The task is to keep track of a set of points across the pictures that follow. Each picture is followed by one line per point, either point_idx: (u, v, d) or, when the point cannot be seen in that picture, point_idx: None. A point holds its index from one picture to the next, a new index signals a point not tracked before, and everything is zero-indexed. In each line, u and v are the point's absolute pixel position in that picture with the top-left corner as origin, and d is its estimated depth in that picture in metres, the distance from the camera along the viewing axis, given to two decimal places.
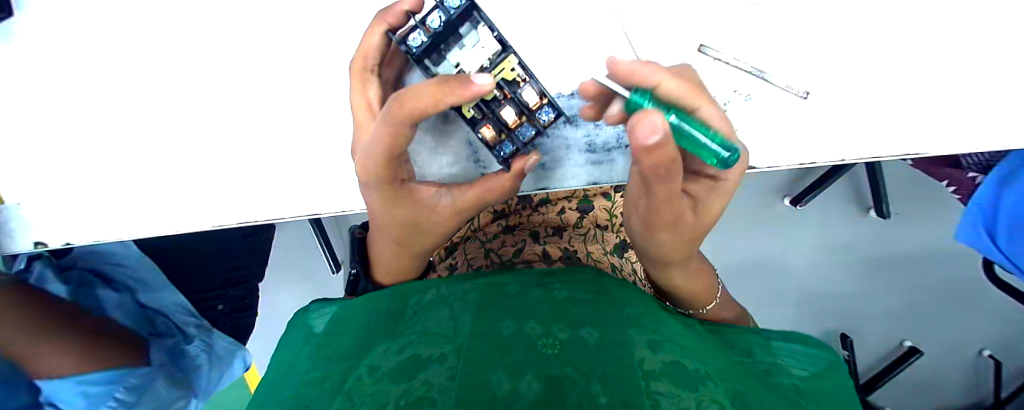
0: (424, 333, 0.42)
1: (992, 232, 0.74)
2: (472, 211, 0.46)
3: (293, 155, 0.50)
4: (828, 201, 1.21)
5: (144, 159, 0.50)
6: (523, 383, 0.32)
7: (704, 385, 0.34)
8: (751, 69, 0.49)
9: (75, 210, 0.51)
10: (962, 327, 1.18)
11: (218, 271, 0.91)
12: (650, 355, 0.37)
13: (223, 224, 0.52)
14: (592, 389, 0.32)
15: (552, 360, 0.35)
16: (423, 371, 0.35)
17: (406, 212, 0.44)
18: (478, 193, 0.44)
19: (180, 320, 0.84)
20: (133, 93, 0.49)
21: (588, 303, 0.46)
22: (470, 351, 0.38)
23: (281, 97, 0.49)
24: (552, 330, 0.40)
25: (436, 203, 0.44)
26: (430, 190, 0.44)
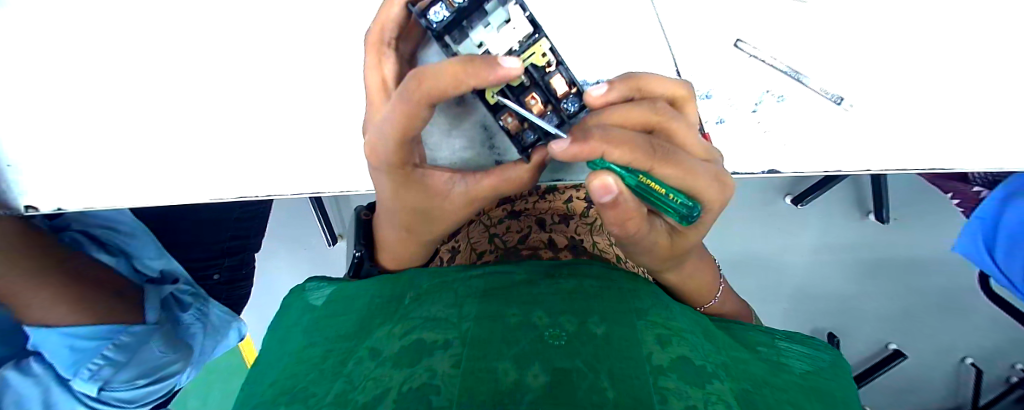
0: (427, 316, 0.41)
1: (991, 247, 0.73)
2: (482, 203, 0.44)
3: (306, 129, 0.48)
4: (832, 202, 1.21)
5: (149, 125, 0.48)
6: (529, 374, 0.32)
7: (711, 384, 0.33)
8: (786, 69, 0.47)
9: (77, 178, 0.48)
10: (948, 335, 1.20)
11: (216, 240, 0.88)
12: (657, 350, 0.37)
13: (227, 197, 0.50)
14: (598, 384, 0.31)
15: (560, 353, 0.35)
16: (428, 356, 0.34)
17: (417, 195, 0.43)
18: (490, 184, 0.42)
19: (175, 288, 0.81)
20: (142, 55, 0.46)
21: (597, 295, 0.45)
22: (476, 337, 0.37)
23: (299, 67, 0.47)
24: (560, 321, 0.39)
25: (447, 191, 0.43)
26: (444, 177, 0.43)
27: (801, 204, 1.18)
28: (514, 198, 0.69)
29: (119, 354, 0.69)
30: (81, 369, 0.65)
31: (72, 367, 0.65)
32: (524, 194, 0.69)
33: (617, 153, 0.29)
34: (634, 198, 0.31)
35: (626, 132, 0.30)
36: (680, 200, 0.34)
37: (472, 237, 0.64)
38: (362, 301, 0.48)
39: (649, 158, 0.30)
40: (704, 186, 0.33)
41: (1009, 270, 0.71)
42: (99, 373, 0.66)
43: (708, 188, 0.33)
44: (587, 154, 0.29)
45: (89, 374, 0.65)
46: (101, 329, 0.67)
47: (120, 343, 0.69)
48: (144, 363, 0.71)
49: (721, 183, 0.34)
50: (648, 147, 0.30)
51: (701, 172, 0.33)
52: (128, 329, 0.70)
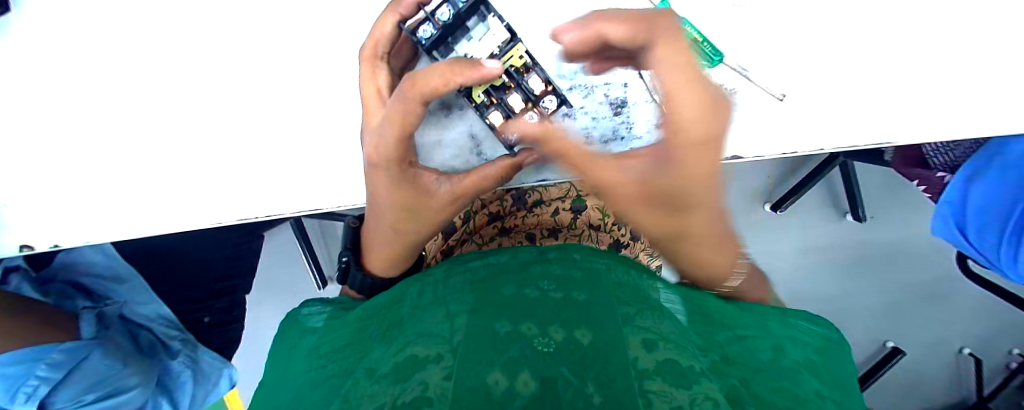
0: (419, 332, 0.40)
1: (963, 228, 0.75)
2: (467, 202, 0.47)
3: (295, 150, 0.50)
4: (808, 203, 1.26)
5: (153, 164, 0.50)
6: (517, 382, 0.31)
7: (701, 381, 0.32)
8: (734, 66, 0.49)
9: (73, 215, 0.50)
10: (943, 326, 1.23)
11: (206, 281, 0.86)
12: (643, 353, 0.35)
13: (219, 222, 0.51)
14: (584, 391, 0.30)
15: (547, 360, 0.34)
16: (418, 371, 0.33)
17: (410, 195, 0.44)
18: (473, 181, 0.45)
19: (162, 333, 0.80)
20: (142, 99, 0.49)
21: (583, 299, 0.43)
22: (467, 347, 0.36)
23: (285, 91, 0.49)
24: (549, 329, 0.38)
25: (433, 191, 0.45)
26: (431, 178, 0.45)
27: (780, 210, 1.23)
28: (503, 215, 0.71)
29: (53, 373, 0.62)
30: (17, 393, 0.58)
31: (6, 394, 0.58)
32: (512, 209, 0.71)
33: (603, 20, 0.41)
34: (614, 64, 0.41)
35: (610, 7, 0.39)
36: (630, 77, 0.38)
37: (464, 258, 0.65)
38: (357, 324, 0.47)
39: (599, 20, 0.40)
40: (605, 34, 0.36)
41: (984, 248, 0.73)
42: (36, 393, 0.60)
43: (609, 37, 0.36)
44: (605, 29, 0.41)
45: (27, 397, 0.59)
46: (23, 351, 0.60)
47: (53, 361, 0.63)
48: (93, 375, 0.66)
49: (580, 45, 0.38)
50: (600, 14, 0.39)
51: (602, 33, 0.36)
52: (58, 347, 0.64)
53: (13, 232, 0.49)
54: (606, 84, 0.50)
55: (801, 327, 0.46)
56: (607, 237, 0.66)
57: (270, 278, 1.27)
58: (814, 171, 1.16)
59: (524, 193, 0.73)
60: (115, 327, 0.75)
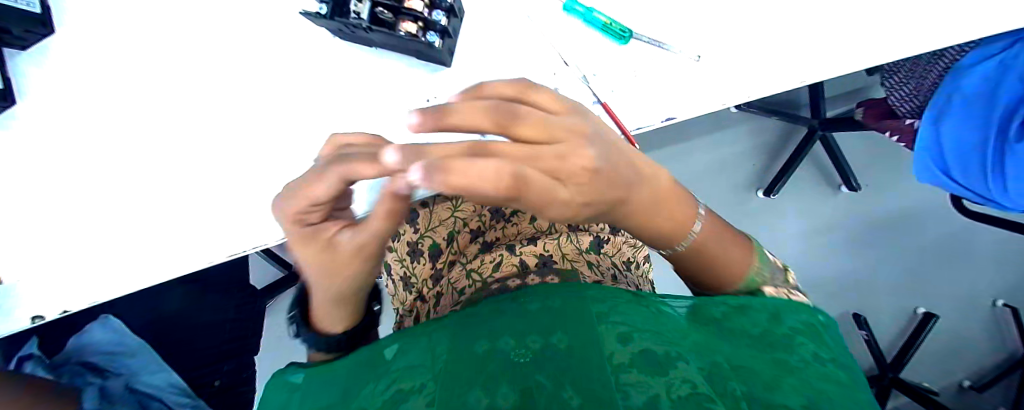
0: (406, 362, 0.41)
1: (947, 170, 0.76)
2: (377, 252, 0.40)
3: (270, 184, 0.54)
4: (800, 183, 1.27)
5: (140, 224, 0.54)
6: (498, 398, 0.35)
7: (676, 366, 0.34)
8: (649, 40, 0.51)
9: (76, 279, 0.53)
10: (972, 282, 1.26)
11: (211, 346, 0.82)
12: (618, 348, 0.38)
13: (210, 261, 0.54)
14: (562, 397, 0.33)
15: (524, 376, 0.38)
16: (404, 403, 0.36)
17: (312, 257, 0.40)
18: (374, 224, 0.35)
19: (173, 402, 0.73)
20: (143, 166, 0.54)
21: (555, 305, 0.45)
22: (446, 374, 0.39)
23: (255, 133, 0.54)
24: (526, 342, 0.42)
25: (337, 249, 0.39)
26: (332, 229, 0.39)
27: (773, 194, 1.25)
28: (483, 230, 0.75)
29: None
30: None
31: None
32: (491, 222, 0.76)
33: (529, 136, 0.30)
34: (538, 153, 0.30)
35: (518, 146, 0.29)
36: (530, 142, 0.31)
37: (451, 279, 0.70)
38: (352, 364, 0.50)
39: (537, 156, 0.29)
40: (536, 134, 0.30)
41: (971, 183, 0.74)
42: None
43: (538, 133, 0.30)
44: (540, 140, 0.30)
45: None
46: None
47: None
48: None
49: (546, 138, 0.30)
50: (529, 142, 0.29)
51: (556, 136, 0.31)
52: None
53: (23, 311, 0.53)
54: (553, 74, 0.53)
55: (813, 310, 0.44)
56: (587, 234, 0.71)
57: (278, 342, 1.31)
58: (797, 151, 1.19)
59: (498, 204, 0.76)
60: (121, 398, 0.70)
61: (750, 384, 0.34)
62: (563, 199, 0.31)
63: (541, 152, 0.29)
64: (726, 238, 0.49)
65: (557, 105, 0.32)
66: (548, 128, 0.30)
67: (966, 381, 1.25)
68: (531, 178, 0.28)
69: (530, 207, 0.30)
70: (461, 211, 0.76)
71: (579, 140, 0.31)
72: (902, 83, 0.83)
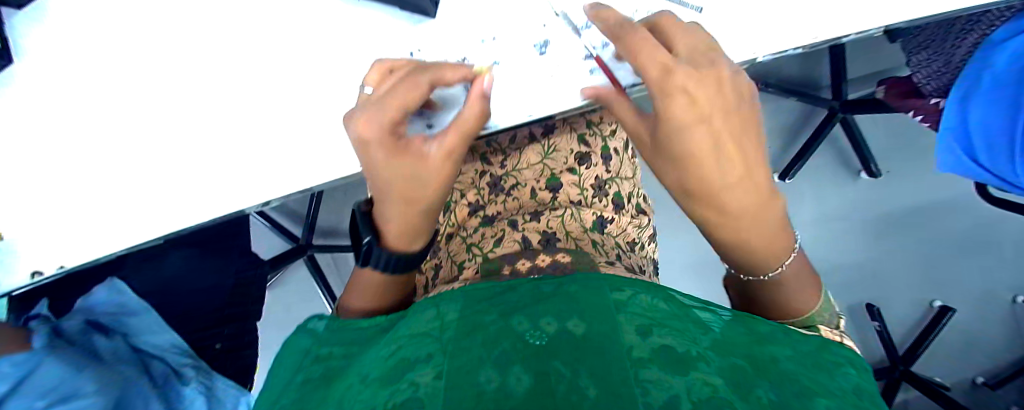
0: (411, 334, 0.44)
1: (972, 154, 0.73)
2: (461, 152, 0.52)
3: (262, 145, 0.54)
4: (818, 167, 1.23)
5: (137, 183, 0.54)
6: (510, 379, 0.36)
7: (696, 368, 0.35)
8: None
9: (75, 236, 0.54)
10: (988, 275, 1.20)
11: (212, 310, 0.84)
12: (639, 341, 0.37)
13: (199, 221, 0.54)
14: (578, 385, 0.34)
15: (540, 357, 0.38)
16: (412, 373, 0.39)
17: (408, 165, 0.50)
18: (459, 131, 0.50)
19: (176, 362, 0.77)
20: (137, 124, 0.54)
21: (574, 288, 0.45)
22: (456, 347, 0.41)
23: (247, 93, 0.54)
24: (540, 323, 0.41)
25: (425, 154, 0.50)
26: (420, 142, 0.50)
27: (788, 178, 1.21)
28: (483, 204, 0.74)
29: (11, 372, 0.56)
30: None
31: None
32: (490, 196, 0.75)
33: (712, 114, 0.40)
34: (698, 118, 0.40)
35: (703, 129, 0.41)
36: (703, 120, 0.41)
37: (451, 252, 0.70)
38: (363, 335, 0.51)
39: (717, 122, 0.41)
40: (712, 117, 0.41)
41: (998, 167, 0.70)
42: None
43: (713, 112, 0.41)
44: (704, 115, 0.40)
45: None
46: None
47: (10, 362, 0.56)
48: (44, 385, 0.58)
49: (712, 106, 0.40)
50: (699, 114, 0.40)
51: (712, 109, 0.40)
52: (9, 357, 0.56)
53: (26, 266, 0.54)
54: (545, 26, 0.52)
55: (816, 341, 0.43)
56: (589, 213, 0.71)
57: (281, 314, 1.37)
58: (815, 134, 1.15)
59: (498, 179, 0.75)
60: (128, 359, 0.72)
61: (769, 392, 0.34)
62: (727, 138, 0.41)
63: (704, 81, 0.40)
64: (804, 276, 0.49)
65: (686, 32, 0.43)
66: (697, 64, 0.41)
67: (980, 378, 1.21)
68: (691, 111, 0.40)
69: (696, 141, 0.41)
70: (460, 184, 0.76)
71: (716, 62, 0.41)
72: (928, 61, 0.80)
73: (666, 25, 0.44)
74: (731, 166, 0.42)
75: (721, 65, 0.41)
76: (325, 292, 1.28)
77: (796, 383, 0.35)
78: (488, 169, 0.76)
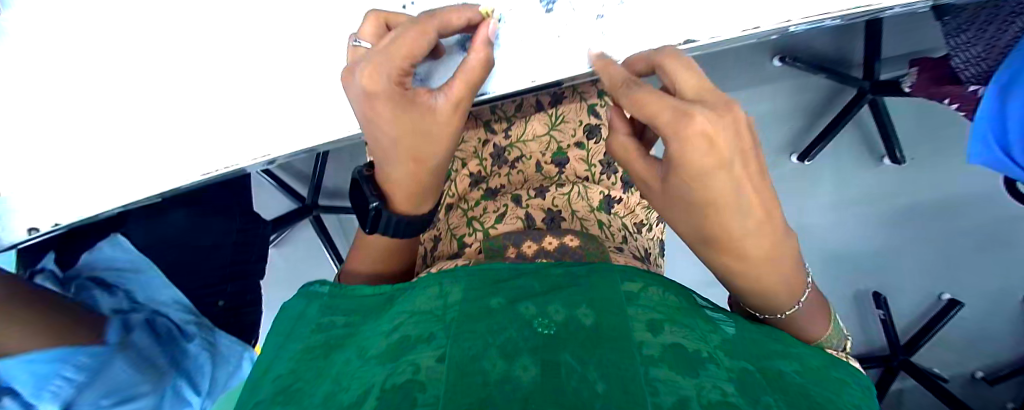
0: (414, 310, 0.43)
1: (1007, 148, 0.68)
2: (466, 103, 0.51)
3: (254, 107, 0.51)
4: (838, 149, 1.20)
5: (120, 140, 0.51)
6: (517, 368, 0.35)
7: (705, 369, 0.35)
8: None
9: (61, 193, 0.52)
10: (1004, 274, 1.17)
11: (217, 267, 0.89)
12: (650, 338, 0.37)
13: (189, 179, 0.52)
14: (587, 379, 0.34)
15: (549, 346, 0.38)
16: (413, 354, 0.38)
17: (415, 118, 0.48)
18: (466, 80, 0.48)
19: (179, 319, 0.79)
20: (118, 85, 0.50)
21: (584, 279, 0.45)
22: (460, 328, 0.40)
23: (237, 51, 0.50)
24: (548, 309, 0.42)
25: (433, 106, 0.49)
26: (426, 94, 0.49)
27: (807, 160, 1.18)
28: (485, 176, 0.72)
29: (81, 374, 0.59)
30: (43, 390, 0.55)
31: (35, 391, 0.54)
32: (494, 167, 0.72)
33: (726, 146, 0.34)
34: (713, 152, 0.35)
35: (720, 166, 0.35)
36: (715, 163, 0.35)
37: (451, 223, 0.68)
38: (365, 300, 0.50)
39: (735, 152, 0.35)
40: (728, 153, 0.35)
41: None
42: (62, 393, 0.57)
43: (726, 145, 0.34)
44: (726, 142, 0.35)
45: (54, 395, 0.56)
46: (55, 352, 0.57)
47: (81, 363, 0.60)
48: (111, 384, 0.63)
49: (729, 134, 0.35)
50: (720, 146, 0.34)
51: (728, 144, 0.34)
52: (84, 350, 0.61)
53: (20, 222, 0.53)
54: None
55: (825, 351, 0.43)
56: (597, 191, 0.68)
57: (286, 273, 1.39)
58: (840, 115, 1.10)
59: (502, 150, 0.73)
60: (133, 314, 0.75)
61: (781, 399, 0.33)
62: (750, 186, 0.36)
63: (722, 120, 0.34)
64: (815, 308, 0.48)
65: (689, 70, 0.38)
66: (713, 106, 0.35)
67: (980, 373, 1.21)
68: (710, 157, 0.34)
69: (718, 188, 0.36)
70: (462, 153, 0.73)
71: (731, 102, 0.35)
72: (969, 45, 0.74)
73: (671, 68, 0.39)
74: (751, 218, 0.37)
75: (735, 102, 0.35)
76: (330, 250, 1.29)
77: (807, 395, 0.35)
78: (491, 137, 0.73)
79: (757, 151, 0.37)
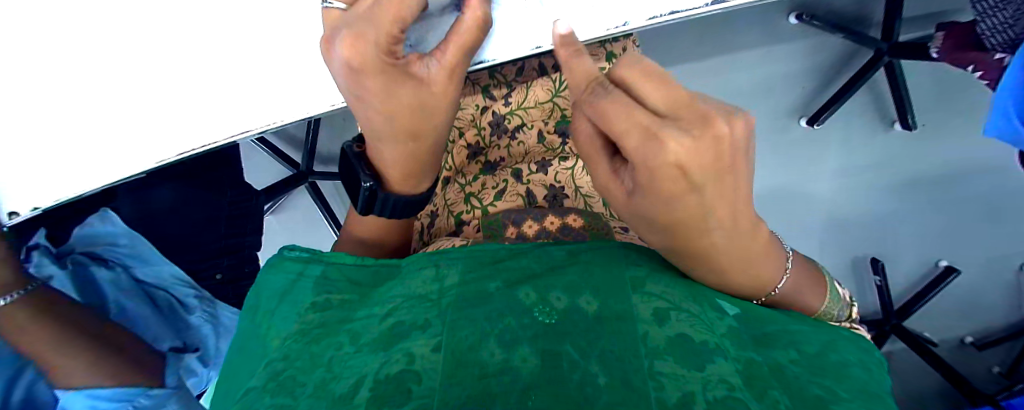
0: (409, 293, 0.41)
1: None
2: (462, 70, 0.47)
3: (230, 83, 0.48)
4: (848, 115, 1.17)
5: (87, 118, 0.48)
6: (516, 357, 0.33)
7: (715, 360, 0.31)
8: None
9: (34, 176, 0.50)
10: (1002, 243, 1.17)
11: (213, 239, 0.91)
12: (655, 328, 0.34)
13: (165, 159, 0.49)
14: (589, 373, 0.31)
15: (550, 333, 0.35)
16: (405, 341, 0.35)
17: (409, 92, 0.45)
18: (460, 44, 0.45)
19: (178, 292, 0.84)
20: (95, 49, 0.47)
21: (589, 264, 0.42)
22: (454, 314, 0.37)
23: (211, 23, 0.47)
24: (549, 296, 0.38)
25: (426, 77, 0.45)
26: (417, 63, 0.45)
27: (817, 124, 1.15)
28: (485, 147, 0.69)
29: None
30: None
31: None
32: (493, 138, 0.69)
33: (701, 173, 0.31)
34: (683, 181, 0.31)
35: (691, 192, 0.32)
36: (688, 187, 0.32)
37: (448, 199, 0.66)
38: (355, 276, 0.46)
39: (714, 174, 0.31)
40: (705, 178, 0.31)
41: None
42: None
43: (704, 172, 0.31)
44: (708, 167, 0.31)
45: None
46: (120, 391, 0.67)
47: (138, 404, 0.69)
48: None
49: (710, 159, 0.30)
50: (700, 168, 0.30)
51: (704, 171, 0.31)
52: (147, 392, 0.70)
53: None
54: None
55: (840, 331, 0.40)
56: None
57: (280, 236, 1.38)
58: (853, 79, 1.06)
59: (502, 118, 0.69)
60: (129, 291, 0.81)
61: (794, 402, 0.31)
62: (721, 204, 0.34)
63: (701, 147, 0.30)
64: (806, 280, 0.48)
65: (656, 80, 0.32)
66: (688, 126, 0.30)
67: (969, 338, 1.24)
68: (681, 184, 0.31)
69: (685, 209, 0.34)
70: (460, 122, 0.69)
71: (711, 119, 0.30)
72: (997, 9, 0.67)
73: (630, 77, 0.33)
74: (721, 231, 0.36)
75: (716, 118, 0.30)
76: (328, 217, 1.28)
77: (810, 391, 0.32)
78: (490, 104, 0.70)
79: (738, 166, 0.33)
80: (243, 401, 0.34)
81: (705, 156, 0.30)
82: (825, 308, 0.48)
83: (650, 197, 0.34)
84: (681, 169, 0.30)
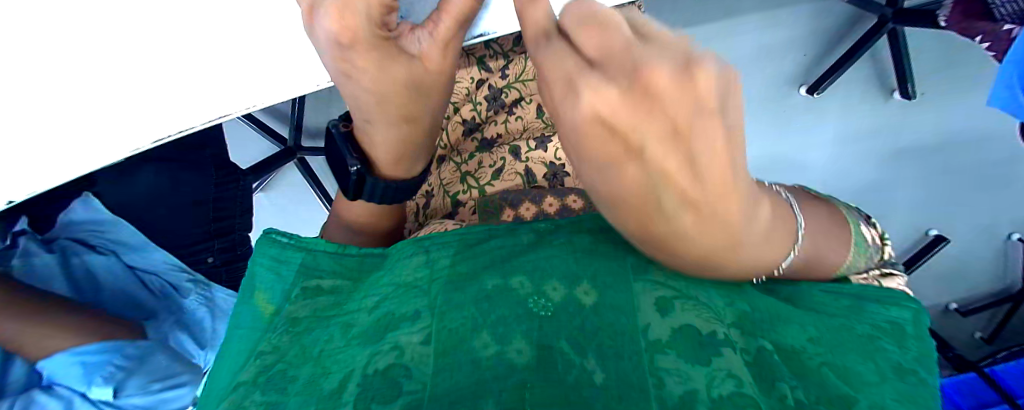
0: (398, 283, 0.39)
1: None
2: (457, 43, 0.45)
3: (204, 63, 0.45)
4: (848, 86, 1.17)
5: (45, 104, 0.44)
6: (510, 348, 0.31)
7: (720, 352, 0.31)
8: None
9: None
10: (993, 212, 1.18)
11: (201, 223, 0.90)
12: (656, 320, 0.34)
13: (141, 147, 0.47)
14: (587, 367, 0.30)
15: (547, 324, 0.33)
16: (395, 331, 0.34)
17: (402, 71, 0.44)
18: (454, 18, 0.42)
19: (172, 278, 0.85)
20: (53, 31, 0.42)
21: (587, 252, 0.41)
22: (445, 303, 0.35)
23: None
24: (546, 287, 0.37)
25: (418, 52, 0.44)
26: (409, 37, 0.44)
27: (817, 92, 1.14)
28: (481, 123, 0.67)
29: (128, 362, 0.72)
30: (97, 377, 0.68)
31: (87, 378, 0.67)
32: (489, 114, 0.66)
33: (641, 129, 0.27)
34: (615, 141, 0.30)
35: (629, 152, 0.30)
36: (626, 147, 0.29)
37: (445, 179, 0.64)
38: (348, 263, 0.45)
39: (658, 132, 0.27)
40: (648, 137, 0.28)
41: None
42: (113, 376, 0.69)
43: (642, 129, 0.27)
44: (639, 125, 0.27)
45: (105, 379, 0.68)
46: (109, 344, 0.71)
47: (127, 353, 0.72)
48: (152, 372, 0.73)
49: (645, 112, 0.26)
50: (627, 123, 0.28)
51: (640, 127, 0.27)
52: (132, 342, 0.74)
53: None
54: None
55: (861, 322, 0.39)
56: None
57: (271, 215, 1.36)
58: (855, 47, 1.04)
59: (499, 92, 0.66)
60: (123, 277, 0.81)
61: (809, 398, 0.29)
62: (680, 178, 0.29)
63: (625, 99, 0.27)
64: (832, 246, 0.44)
65: (594, 26, 0.31)
66: (614, 75, 0.28)
67: (953, 305, 1.27)
68: (613, 143, 0.30)
69: (632, 177, 0.31)
70: (456, 97, 0.68)
71: (638, 66, 0.26)
72: None
73: (573, 24, 0.33)
74: (686, 213, 0.32)
75: (646, 65, 0.26)
76: (321, 194, 1.26)
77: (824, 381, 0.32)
78: (487, 77, 0.67)
79: (693, 129, 0.26)
80: (231, 397, 0.32)
81: (635, 105, 0.27)
82: (846, 265, 0.45)
83: (595, 162, 0.33)
84: (601, 123, 0.29)
